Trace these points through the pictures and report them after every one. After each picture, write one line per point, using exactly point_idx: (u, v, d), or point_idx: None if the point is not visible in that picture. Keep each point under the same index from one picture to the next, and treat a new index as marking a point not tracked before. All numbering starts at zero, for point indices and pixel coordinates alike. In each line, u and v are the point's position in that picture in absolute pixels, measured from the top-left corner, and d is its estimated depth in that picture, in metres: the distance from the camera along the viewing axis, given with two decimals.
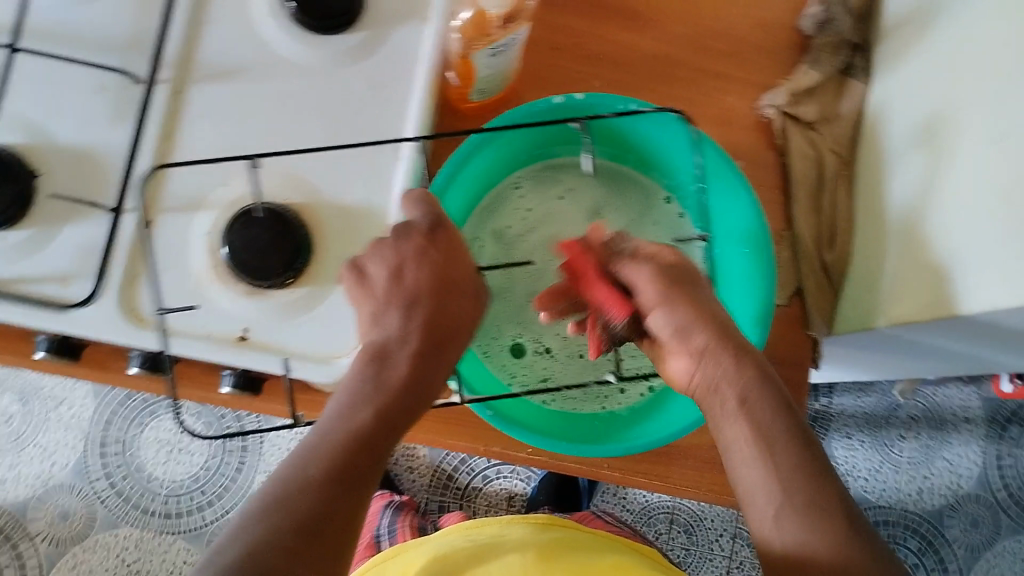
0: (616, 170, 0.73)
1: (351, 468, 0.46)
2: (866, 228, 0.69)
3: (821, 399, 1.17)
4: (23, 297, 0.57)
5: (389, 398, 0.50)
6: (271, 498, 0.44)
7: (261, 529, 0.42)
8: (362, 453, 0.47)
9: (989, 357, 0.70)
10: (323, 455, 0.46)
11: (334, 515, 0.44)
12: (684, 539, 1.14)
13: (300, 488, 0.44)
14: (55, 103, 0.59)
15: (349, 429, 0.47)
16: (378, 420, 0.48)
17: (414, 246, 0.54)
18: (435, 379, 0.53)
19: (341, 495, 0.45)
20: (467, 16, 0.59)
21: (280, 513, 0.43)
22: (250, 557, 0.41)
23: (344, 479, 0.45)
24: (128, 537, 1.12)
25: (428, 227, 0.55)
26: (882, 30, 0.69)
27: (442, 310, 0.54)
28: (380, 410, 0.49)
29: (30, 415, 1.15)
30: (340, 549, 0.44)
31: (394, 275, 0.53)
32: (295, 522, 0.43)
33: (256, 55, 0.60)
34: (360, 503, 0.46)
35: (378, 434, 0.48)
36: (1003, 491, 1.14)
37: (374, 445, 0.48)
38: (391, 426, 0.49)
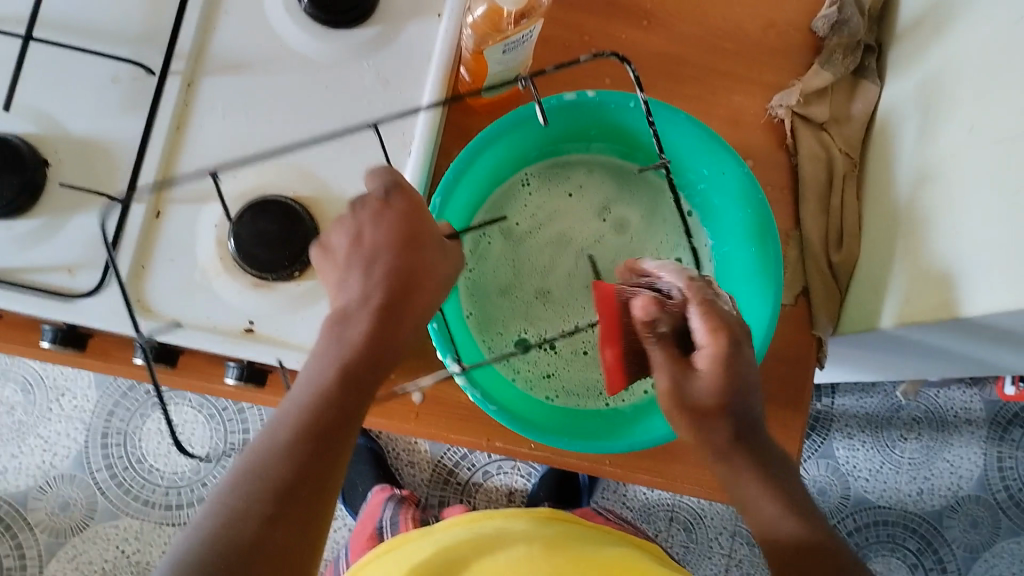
0: (626, 168, 0.74)
1: (322, 432, 0.44)
2: (873, 230, 0.69)
3: (824, 399, 1.17)
4: (31, 287, 0.57)
5: (355, 354, 0.46)
6: (245, 466, 0.43)
7: (238, 502, 0.42)
8: (331, 415, 0.45)
9: (993, 359, 0.70)
10: (292, 419, 0.44)
11: (308, 480, 0.43)
12: (683, 537, 1.14)
13: (271, 454, 0.43)
14: (65, 92, 0.59)
15: (316, 392, 0.45)
16: (346, 380, 0.46)
17: (370, 211, 0.50)
18: (399, 335, 0.49)
19: (314, 460, 0.44)
20: (481, 12, 0.57)
21: (254, 481, 0.43)
22: (225, 529, 0.41)
23: (315, 442, 0.44)
24: (128, 529, 1.13)
25: (382, 191, 0.50)
26: (894, 32, 0.69)
27: (406, 266, 0.49)
28: (343, 371, 0.46)
29: (32, 406, 1.15)
30: (319, 514, 0.43)
31: (355, 241, 0.50)
32: (269, 489, 0.42)
33: (269, 48, 0.60)
34: (336, 466, 0.44)
35: (348, 396, 0.46)
36: (1003, 492, 1.14)
37: (345, 406, 0.46)
38: (364, 383, 0.47)
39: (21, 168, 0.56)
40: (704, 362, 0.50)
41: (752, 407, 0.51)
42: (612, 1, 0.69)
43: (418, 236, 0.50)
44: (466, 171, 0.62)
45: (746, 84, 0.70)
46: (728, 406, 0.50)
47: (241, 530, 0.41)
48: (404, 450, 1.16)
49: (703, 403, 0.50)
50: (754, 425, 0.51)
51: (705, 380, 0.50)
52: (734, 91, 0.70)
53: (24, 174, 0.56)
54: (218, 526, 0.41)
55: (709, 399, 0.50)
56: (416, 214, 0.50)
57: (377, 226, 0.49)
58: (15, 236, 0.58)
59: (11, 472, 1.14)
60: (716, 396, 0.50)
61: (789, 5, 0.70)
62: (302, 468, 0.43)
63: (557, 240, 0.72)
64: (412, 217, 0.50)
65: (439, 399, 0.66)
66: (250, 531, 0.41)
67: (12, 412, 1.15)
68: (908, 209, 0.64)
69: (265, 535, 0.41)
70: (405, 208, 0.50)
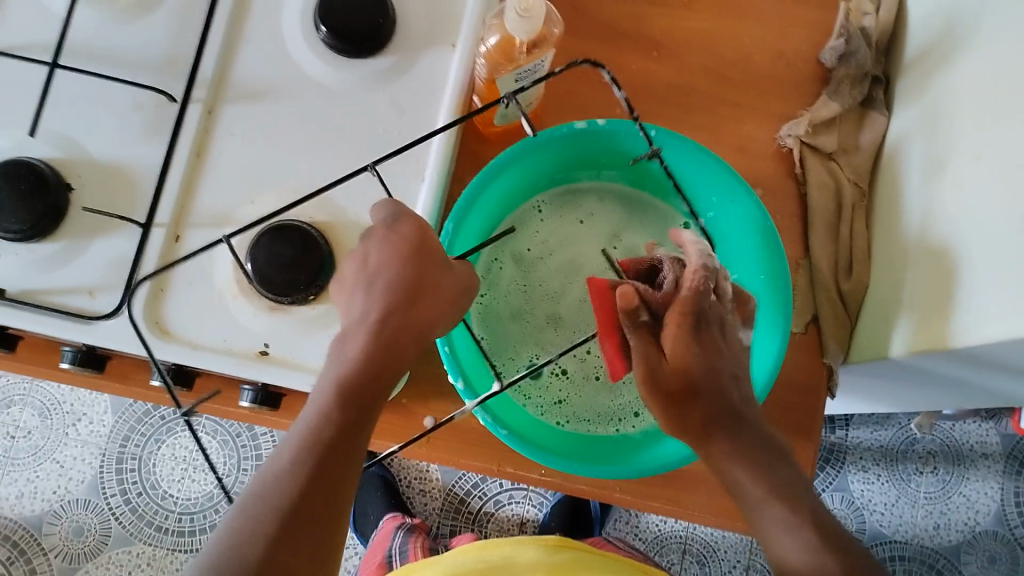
0: (637, 196, 0.75)
1: (325, 449, 0.45)
2: (883, 259, 0.69)
3: (838, 431, 1.16)
4: (53, 308, 0.58)
5: (350, 371, 0.47)
6: (253, 490, 0.44)
7: (247, 524, 0.43)
8: (332, 432, 0.46)
9: (1006, 388, 0.70)
10: (295, 441, 0.45)
11: (314, 498, 0.44)
12: (697, 570, 1.13)
13: (276, 477, 0.44)
14: (91, 119, 0.61)
15: (317, 412, 0.46)
16: (344, 397, 0.47)
17: (376, 238, 0.51)
18: (401, 348, 0.50)
19: (318, 477, 0.44)
20: (493, 42, 0.59)
21: (260, 503, 0.43)
22: (233, 551, 0.42)
23: (319, 458, 0.45)
24: (141, 555, 1.13)
25: (386, 218, 0.50)
26: (901, 64, 0.70)
27: (415, 282, 0.51)
28: (339, 387, 0.47)
29: (49, 430, 1.16)
30: (326, 532, 0.44)
31: (360, 265, 0.51)
32: (276, 509, 0.43)
33: (287, 76, 0.62)
34: (341, 480, 0.45)
35: (351, 414, 0.46)
36: (1021, 528, 1.12)
37: (345, 422, 0.46)
38: (363, 398, 0.47)
39: (47, 193, 0.58)
40: (671, 340, 0.54)
41: (727, 391, 0.53)
42: (622, 32, 0.70)
43: (426, 258, 0.51)
44: (479, 197, 0.63)
45: (755, 114, 0.71)
46: (701, 384, 0.53)
47: (249, 553, 0.42)
48: (416, 478, 1.16)
49: (672, 380, 0.53)
50: (735, 409, 0.53)
51: (675, 356, 0.53)
52: (743, 121, 0.71)
53: (49, 197, 0.58)
54: (228, 548, 0.42)
55: (680, 374, 0.53)
56: (422, 240, 0.51)
57: (384, 250, 0.51)
58: (39, 259, 0.59)
59: (26, 497, 1.15)
60: (681, 372, 0.53)
61: (798, 37, 0.71)
62: (304, 486, 0.44)
63: (567, 267, 0.73)
64: (421, 241, 0.51)
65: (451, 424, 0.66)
66: (257, 553, 0.42)
67: (29, 437, 1.16)
68: (917, 238, 0.64)
69: (272, 555, 0.42)
70: (408, 232, 0.51)
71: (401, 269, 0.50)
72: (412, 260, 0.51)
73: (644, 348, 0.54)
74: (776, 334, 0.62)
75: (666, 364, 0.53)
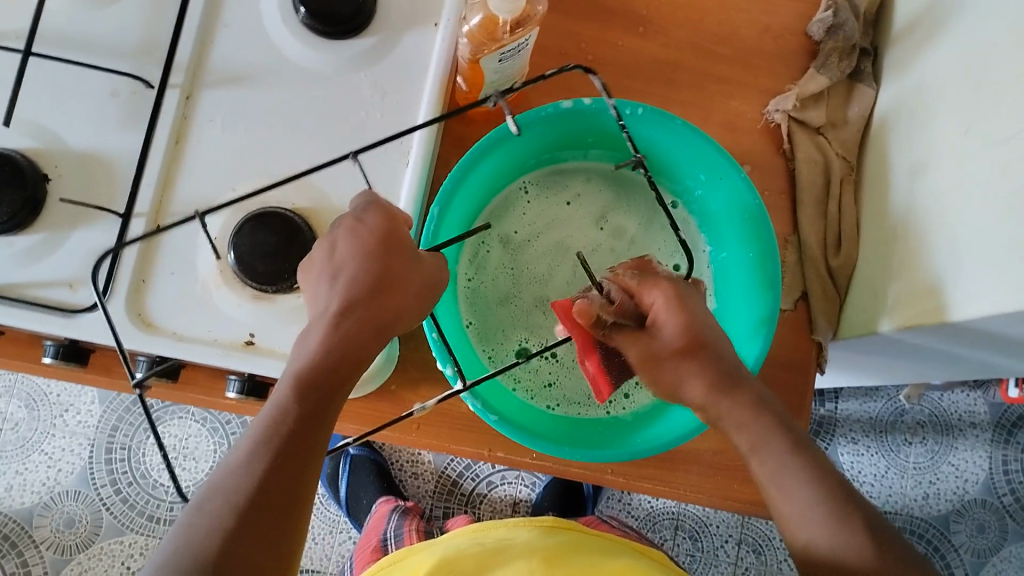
0: (626, 176, 0.74)
1: (282, 441, 0.44)
2: (871, 234, 0.69)
3: (827, 404, 1.17)
4: (32, 302, 0.57)
5: (308, 363, 0.46)
6: (209, 485, 0.44)
7: (205, 519, 0.42)
8: (290, 425, 0.44)
9: (995, 361, 0.70)
10: (253, 435, 0.45)
11: (272, 492, 0.43)
12: (689, 546, 1.14)
13: (233, 472, 0.44)
14: (65, 108, 0.59)
15: (274, 404, 0.45)
16: (301, 389, 0.45)
17: (343, 228, 0.50)
18: (369, 340, 0.49)
19: (276, 470, 0.43)
20: (476, 21, 0.58)
21: (218, 497, 0.43)
22: (189, 546, 0.41)
23: (276, 453, 0.44)
24: (133, 544, 1.12)
25: (357, 208, 0.51)
26: (890, 36, 0.70)
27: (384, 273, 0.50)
28: (297, 379, 0.45)
29: (36, 422, 1.15)
30: (285, 528, 0.43)
31: (328, 254, 0.50)
32: (233, 503, 0.43)
33: (266, 60, 0.61)
34: (301, 475, 0.44)
35: (307, 406, 0.45)
36: (1009, 496, 1.13)
37: (304, 415, 0.45)
38: (321, 391, 0.46)
39: (22, 184, 0.57)
40: (663, 304, 0.54)
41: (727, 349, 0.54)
42: (607, 10, 0.69)
43: (403, 242, 0.51)
44: (464, 180, 0.62)
45: (743, 89, 0.70)
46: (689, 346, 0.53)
47: (206, 546, 0.41)
48: (408, 462, 1.16)
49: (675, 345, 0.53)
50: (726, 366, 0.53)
51: (671, 324, 0.53)
52: (730, 97, 0.70)
53: (25, 189, 0.57)
54: (181, 545, 0.42)
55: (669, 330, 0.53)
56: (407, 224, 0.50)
57: (367, 237, 0.50)
58: (17, 252, 0.58)
59: (15, 489, 1.14)
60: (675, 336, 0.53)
61: (785, 11, 0.71)
62: (261, 481, 0.43)
63: (555, 250, 0.72)
64: (391, 232, 0.51)
65: (441, 409, 0.66)
66: (214, 548, 0.41)
67: (17, 429, 1.15)
68: (907, 212, 0.64)
69: (229, 551, 0.41)
70: (387, 218, 0.51)
71: (387, 258, 0.50)
72: (395, 249, 0.50)
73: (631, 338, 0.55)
74: (761, 308, 0.62)
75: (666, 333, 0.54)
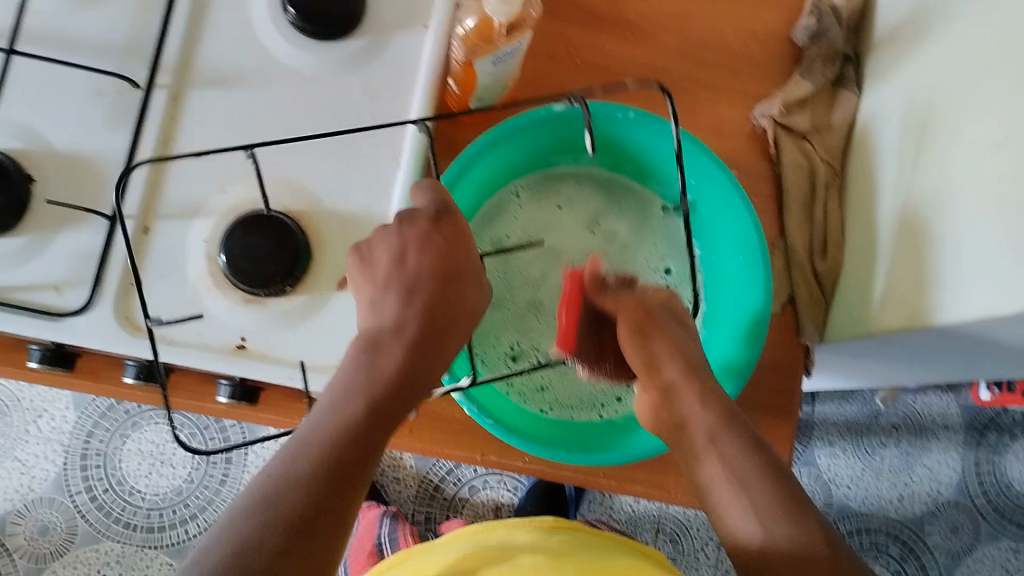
0: (614, 180, 0.75)
1: (343, 464, 0.44)
2: (857, 238, 0.70)
3: (805, 407, 1.18)
4: (18, 305, 0.56)
5: (380, 386, 0.47)
6: (257, 495, 0.43)
7: (251, 527, 0.41)
8: (352, 448, 0.45)
9: (977, 364, 0.71)
10: (313, 448, 0.44)
11: (325, 511, 0.43)
12: (671, 548, 1.14)
13: (285, 481, 0.43)
14: (52, 109, 0.59)
15: (337, 420, 0.45)
16: (372, 410, 0.46)
17: (417, 230, 0.51)
18: (430, 371, 0.50)
19: (331, 489, 0.43)
20: (471, 24, 0.58)
21: (268, 509, 0.42)
22: (237, 558, 0.40)
23: (336, 473, 0.43)
24: (109, 552, 1.11)
25: (433, 212, 0.52)
26: (873, 43, 0.71)
27: (445, 292, 0.51)
28: (369, 403, 0.46)
29: (9, 429, 1.13)
30: (329, 549, 0.42)
31: (398, 258, 0.51)
32: (286, 518, 0.42)
33: (255, 60, 0.60)
34: (353, 496, 0.44)
35: (372, 427, 0.46)
36: (981, 497, 1.15)
37: (365, 435, 0.45)
38: (383, 420, 0.47)
39: (6, 186, 0.56)
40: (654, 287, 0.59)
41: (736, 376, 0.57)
42: (595, 15, 0.70)
43: (456, 268, 0.52)
44: (458, 182, 0.62)
45: (729, 95, 0.71)
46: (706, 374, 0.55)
47: (254, 559, 0.40)
48: (389, 467, 1.15)
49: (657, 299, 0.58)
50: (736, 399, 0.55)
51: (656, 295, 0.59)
52: (717, 102, 0.71)
53: (8, 190, 0.56)
54: (228, 554, 0.40)
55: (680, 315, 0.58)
56: (449, 250, 0.52)
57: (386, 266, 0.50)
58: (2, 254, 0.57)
59: None
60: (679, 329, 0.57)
61: (769, 18, 0.72)
62: (316, 497, 0.43)
63: (547, 253, 0.73)
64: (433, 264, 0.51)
65: (430, 412, 0.65)
66: (262, 561, 0.40)
67: None
68: (893, 216, 0.64)
69: (276, 567, 0.40)
70: (457, 233, 0.53)
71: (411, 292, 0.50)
72: (414, 279, 0.51)
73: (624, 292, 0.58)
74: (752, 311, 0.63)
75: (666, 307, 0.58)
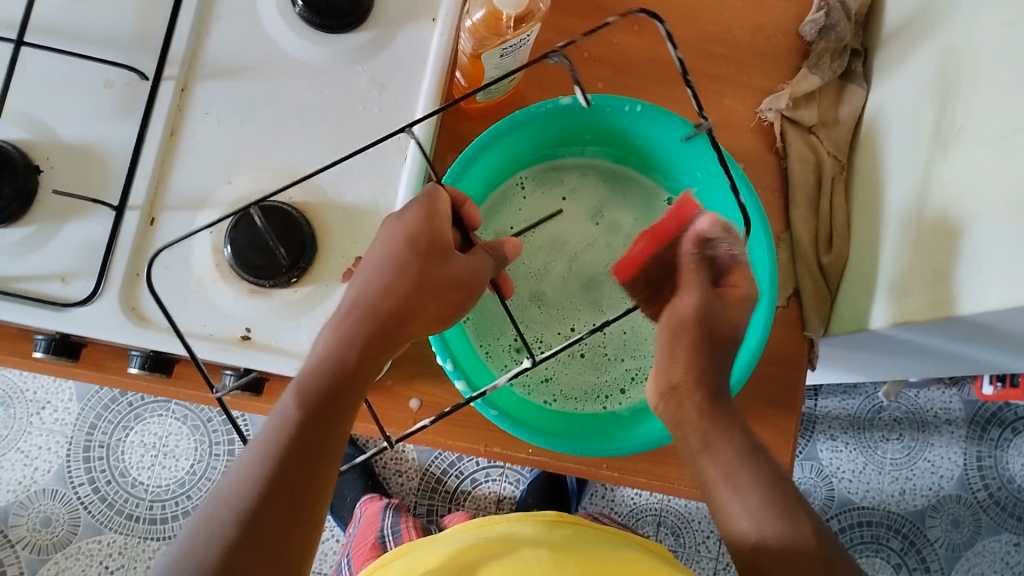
0: (620, 172, 0.75)
1: (290, 452, 0.44)
2: (862, 231, 0.70)
3: (808, 401, 1.18)
4: (23, 296, 0.56)
5: (320, 370, 0.47)
6: (216, 497, 0.44)
7: (207, 527, 0.43)
8: (297, 435, 0.45)
9: (981, 358, 0.71)
10: (262, 443, 0.45)
11: (274, 500, 0.43)
12: (672, 541, 1.14)
13: (238, 479, 0.44)
14: (58, 100, 0.58)
15: (282, 412, 0.46)
16: (315, 394, 0.46)
17: (390, 223, 0.52)
18: (381, 348, 0.49)
19: (279, 478, 0.44)
20: (478, 16, 0.58)
21: (223, 507, 0.43)
22: (194, 558, 0.42)
23: (281, 461, 0.44)
24: (111, 544, 1.11)
25: (423, 200, 0.52)
26: (880, 37, 0.71)
27: (418, 278, 0.51)
28: (310, 389, 0.46)
29: (12, 420, 1.13)
30: (286, 538, 0.43)
31: (384, 245, 0.51)
32: (236, 514, 0.43)
33: (262, 52, 0.60)
34: (305, 481, 0.44)
35: (320, 411, 0.46)
36: (983, 491, 1.16)
37: (314, 422, 0.46)
38: (334, 402, 0.47)
39: (12, 175, 0.56)
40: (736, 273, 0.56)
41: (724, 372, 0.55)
42: (602, 6, 0.69)
43: (433, 248, 0.52)
44: (464, 175, 0.62)
45: (736, 88, 0.71)
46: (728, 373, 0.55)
47: (206, 557, 0.42)
48: (392, 460, 1.16)
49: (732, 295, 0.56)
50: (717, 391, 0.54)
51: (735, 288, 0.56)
52: (724, 96, 0.71)
53: (14, 180, 0.56)
54: (186, 556, 0.42)
55: (718, 325, 0.55)
56: (426, 232, 0.52)
57: (376, 254, 0.51)
58: (7, 245, 0.57)
59: None
60: (713, 340, 0.54)
61: (776, 11, 0.71)
62: (265, 489, 0.43)
63: (551, 245, 0.73)
64: (417, 240, 0.51)
65: (434, 405, 0.65)
66: (214, 558, 0.42)
67: None
68: (900, 209, 0.64)
69: (229, 561, 0.42)
70: (428, 212, 0.52)
71: (400, 278, 0.50)
72: (395, 264, 0.50)
73: (699, 272, 0.56)
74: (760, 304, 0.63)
75: (721, 305, 0.55)
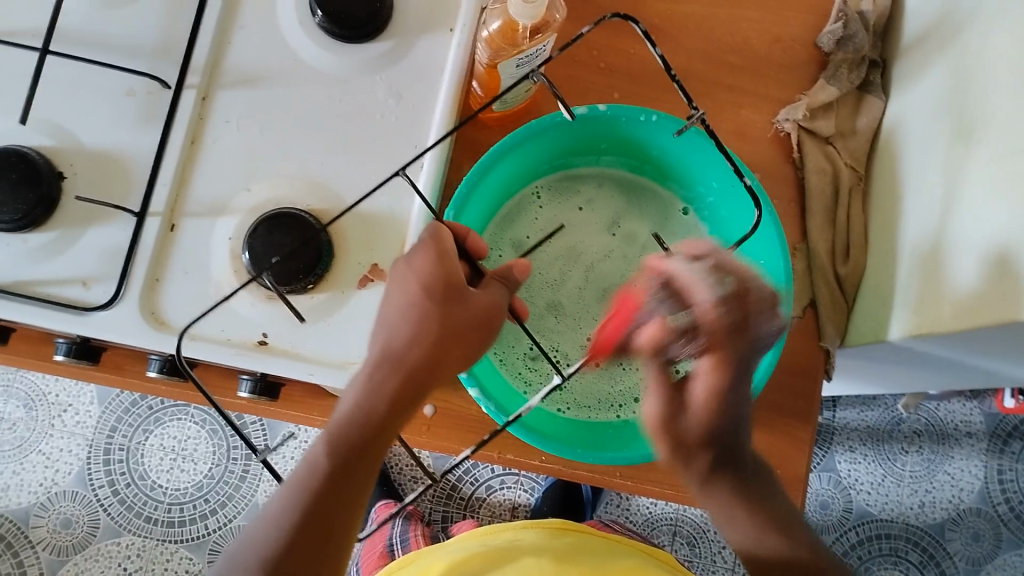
0: (637, 183, 0.75)
1: (316, 503, 0.48)
2: (879, 243, 0.70)
3: (826, 412, 1.17)
4: (46, 299, 0.57)
5: (350, 419, 0.49)
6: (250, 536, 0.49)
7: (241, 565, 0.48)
8: (324, 486, 0.48)
9: (1000, 371, 0.71)
10: (291, 489, 0.49)
11: (300, 548, 0.47)
12: (687, 552, 1.14)
13: (269, 522, 0.48)
14: (82, 107, 0.59)
15: (313, 458, 0.49)
16: (343, 444, 0.49)
17: (400, 269, 0.52)
18: (410, 396, 0.51)
19: (304, 529, 0.47)
20: (495, 27, 0.59)
21: (255, 549, 0.48)
22: None
23: (307, 514, 0.48)
24: (130, 546, 1.12)
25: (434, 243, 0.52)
26: (899, 48, 0.70)
27: (443, 329, 0.52)
28: (338, 439, 0.49)
29: (34, 422, 1.15)
30: None
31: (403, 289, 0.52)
32: (263, 561, 0.47)
33: (282, 61, 0.61)
34: (330, 529, 0.48)
35: (347, 463, 0.49)
36: (1004, 505, 1.14)
37: (341, 471, 0.49)
38: (361, 451, 0.49)
39: (36, 181, 0.57)
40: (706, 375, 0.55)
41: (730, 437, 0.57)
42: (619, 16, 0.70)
43: (451, 295, 0.52)
44: (479, 183, 0.62)
45: (753, 99, 0.71)
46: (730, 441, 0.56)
47: None
48: (408, 466, 1.15)
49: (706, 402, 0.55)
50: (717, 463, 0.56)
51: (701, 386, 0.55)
52: (741, 106, 0.71)
53: (38, 186, 0.57)
54: None
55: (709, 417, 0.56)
56: (442, 275, 0.52)
57: (398, 299, 0.52)
58: (31, 249, 0.58)
59: (12, 489, 1.13)
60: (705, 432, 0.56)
61: (794, 21, 0.71)
62: (290, 539, 0.47)
63: (567, 255, 0.73)
64: (437, 284, 0.52)
65: (448, 412, 0.66)
66: None
67: (14, 429, 1.15)
68: (918, 221, 0.64)
69: None
70: (440, 254, 0.52)
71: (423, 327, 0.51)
72: (420, 314, 0.51)
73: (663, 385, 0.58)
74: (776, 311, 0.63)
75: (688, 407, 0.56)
